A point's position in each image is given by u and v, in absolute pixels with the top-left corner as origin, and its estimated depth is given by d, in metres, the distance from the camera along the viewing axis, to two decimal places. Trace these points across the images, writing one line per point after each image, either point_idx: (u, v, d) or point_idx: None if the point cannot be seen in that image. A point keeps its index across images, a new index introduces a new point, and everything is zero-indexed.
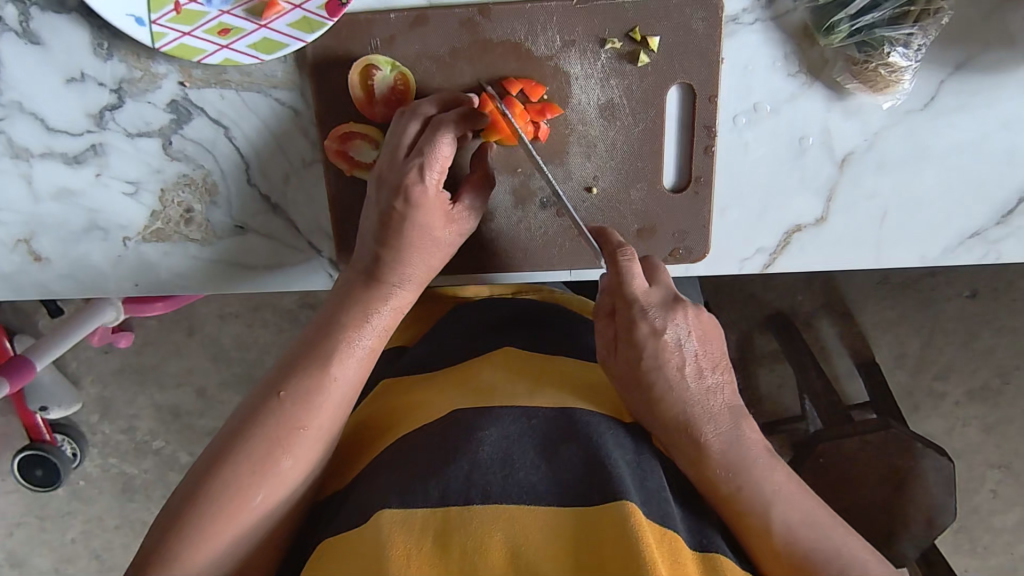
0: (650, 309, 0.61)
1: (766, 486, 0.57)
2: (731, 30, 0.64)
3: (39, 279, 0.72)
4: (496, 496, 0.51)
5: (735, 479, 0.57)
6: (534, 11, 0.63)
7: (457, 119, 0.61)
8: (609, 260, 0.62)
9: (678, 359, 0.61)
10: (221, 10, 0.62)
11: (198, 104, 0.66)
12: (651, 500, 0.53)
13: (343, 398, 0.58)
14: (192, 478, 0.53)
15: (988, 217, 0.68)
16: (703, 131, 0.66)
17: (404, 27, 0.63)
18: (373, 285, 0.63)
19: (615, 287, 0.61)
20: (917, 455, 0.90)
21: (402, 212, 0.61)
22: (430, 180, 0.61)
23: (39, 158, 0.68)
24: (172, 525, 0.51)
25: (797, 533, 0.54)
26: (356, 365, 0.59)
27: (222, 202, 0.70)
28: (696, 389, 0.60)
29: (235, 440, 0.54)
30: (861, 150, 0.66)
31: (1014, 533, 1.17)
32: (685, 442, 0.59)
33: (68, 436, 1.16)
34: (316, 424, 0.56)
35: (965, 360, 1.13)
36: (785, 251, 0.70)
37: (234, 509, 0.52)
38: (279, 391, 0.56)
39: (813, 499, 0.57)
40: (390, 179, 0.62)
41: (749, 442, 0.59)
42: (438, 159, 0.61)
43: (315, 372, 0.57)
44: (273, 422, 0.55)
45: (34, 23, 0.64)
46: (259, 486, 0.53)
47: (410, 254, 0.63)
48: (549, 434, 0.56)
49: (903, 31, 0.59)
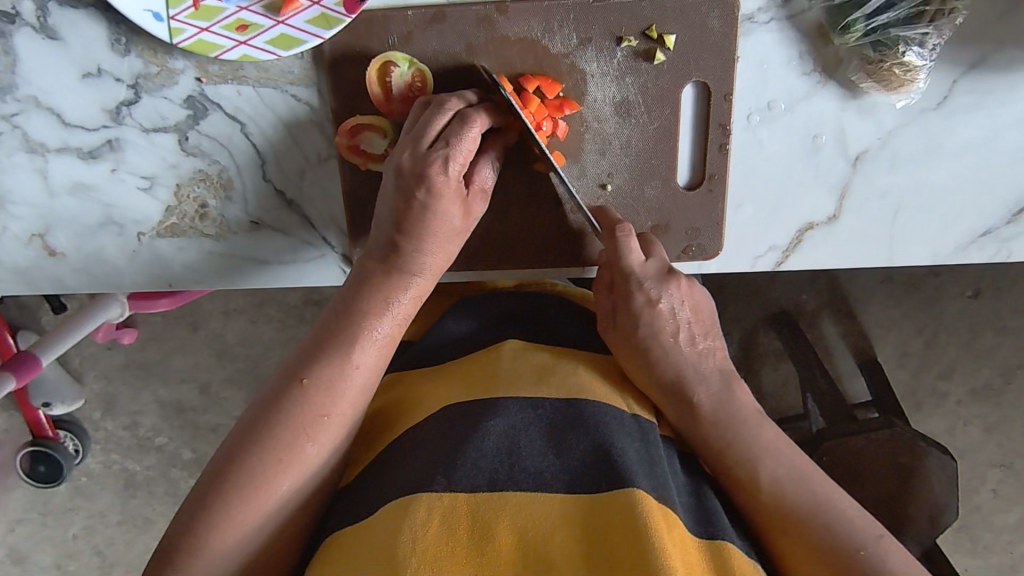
0: (646, 281, 0.65)
1: (754, 443, 0.60)
2: (746, 28, 0.64)
3: (53, 274, 0.72)
4: (505, 483, 0.52)
5: (724, 437, 0.61)
6: (551, 8, 0.63)
7: (484, 116, 0.62)
8: (607, 235, 0.65)
9: (672, 325, 0.65)
10: (240, 6, 0.62)
11: (215, 99, 0.67)
12: (659, 487, 0.54)
13: (363, 387, 0.58)
14: (212, 468, 0.54)
15: (999, 216, 0.69)
16: (717, 130, 0.66)
17: (423, 23, 0.64)
18: (388, 272, 0.62)
19: (612, 260, 0.65)
20: (921, 454, 0.91)
21: (423, 202, 0.61)
22: (453, 170, 0.61)
23: (55, 153, 0.68)
24: (195, 515, 0.52)
25: (784, 487, 0.58)
26: (376, 352, 0.59)
27: (237, 197, 0.70)
28: (689, 352, 0.65)
29: (257, 428, 0.54)
30: (874, 149, 0.67)
31: (1014, 532, 1.18)
32: (675, 403, 0.63)
33: (71, 432, 1.16)
34: (336, 413, 0.56)
35: (967, 360, 1.13)
36: (797, 250, 0.70)
37: (261, 497, 0.53)
38: (301, 378, 0.56)
39: (806, 463, 0.60)
40: (414, 171, 0.61)
41: (740, 403, 0.63)
42: (464, 149, 0.61)
43: (335, 360, 0.57)
44: (296, 410, 0.55)
45: (52, 18, 0.64)
46: (285, 473, 0.54)
47: (428, 244, 0.62)
48: (556, 423, 0.56)
49: (919, 30, 0.60)
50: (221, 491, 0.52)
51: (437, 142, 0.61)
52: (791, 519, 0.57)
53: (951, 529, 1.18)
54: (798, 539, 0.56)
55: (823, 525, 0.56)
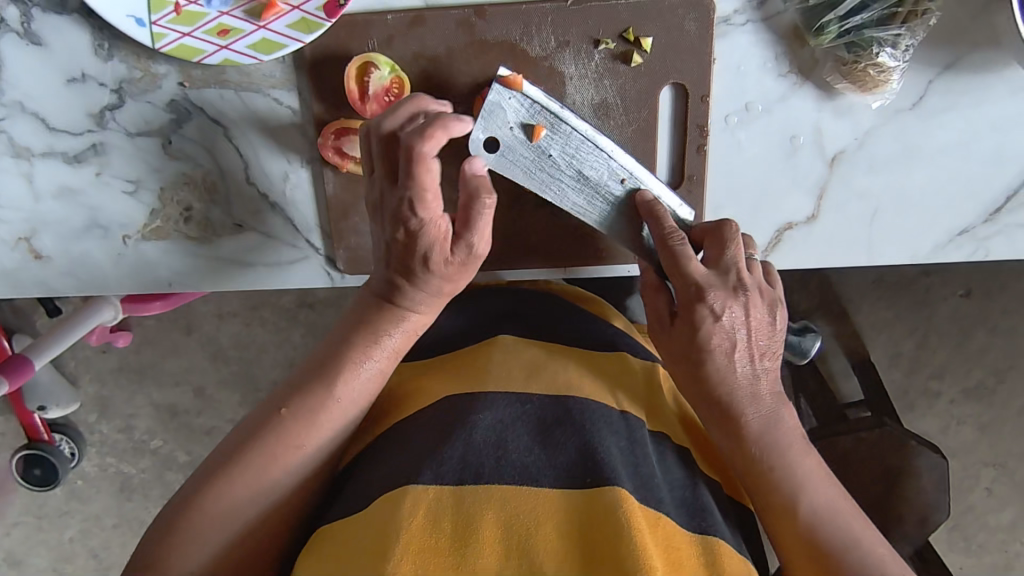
0: (709, 291, 0.60)
1: (797, 470, 0.59)
2: (723, 30, 0.65)
3: (39, 277, 0.73)
4: (488, 476, 0.53)
5: (768, 459, 0.59)
6: (530, 12, 0.64)
7: (429, 140, 0.54)
8: (659, 244, 0.62)
9: (735, 344, 0.61)
10: (221, 11, 0.63)
11: (198, 104, 0.67)
12: (643, 486, 0.55)
13: (345, 417, 0.59)
14: (190, 484, 0.56)
15: (977, 215, 0.69)
16: (696, 131, 0.67)
17: (402, 27, 0.64)
18: (380, 309, 0.61)
19: (670, 268, 0.61)
20: (910, 453, 0.88)
21: (406, 244, 0.58)
22: (423, 212, 0.56)
23: (40, 157, 0.69)
24: (167, 528, 0.54)
25: (821, 517, 0.57)
26: (360, 387, 0.59)
27: (221, 201, 0.70)
28: (745, 373, 0.61)
29: (236, 454, 0.56)
30: (851, 150, 0.68)
31: (1008, 531, 1.19)
32: (722, 420, 0.61)
33: (65, 436, 1.17)
34: (315, 441, 0.58)
35: (958, 360, 1.14)
36: (777, 249, 0.71)
37: (232, 518, 0.55)
38: (282, 408, 0.57)
39: (843, 500, 0.59)
40: (389, 212, 0.58)
41: (787, 428, 0.61)
42: (428, 190, 0.55)
43: (318, 391, 0.58)
44: (274, 439, 0.56)
45: (36, 24, 0.65)
46: (260, 498, 0.56)
47: (420, 278, 0.59)
48: (543, 418, 0.58)
49: (892, 32, 0.61)
50: (197, 512, 0.54)
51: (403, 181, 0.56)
52: (822, 550, 0.56)
53: (945, 529, 1.18)
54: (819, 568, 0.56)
55: (855, 562, 0.55)
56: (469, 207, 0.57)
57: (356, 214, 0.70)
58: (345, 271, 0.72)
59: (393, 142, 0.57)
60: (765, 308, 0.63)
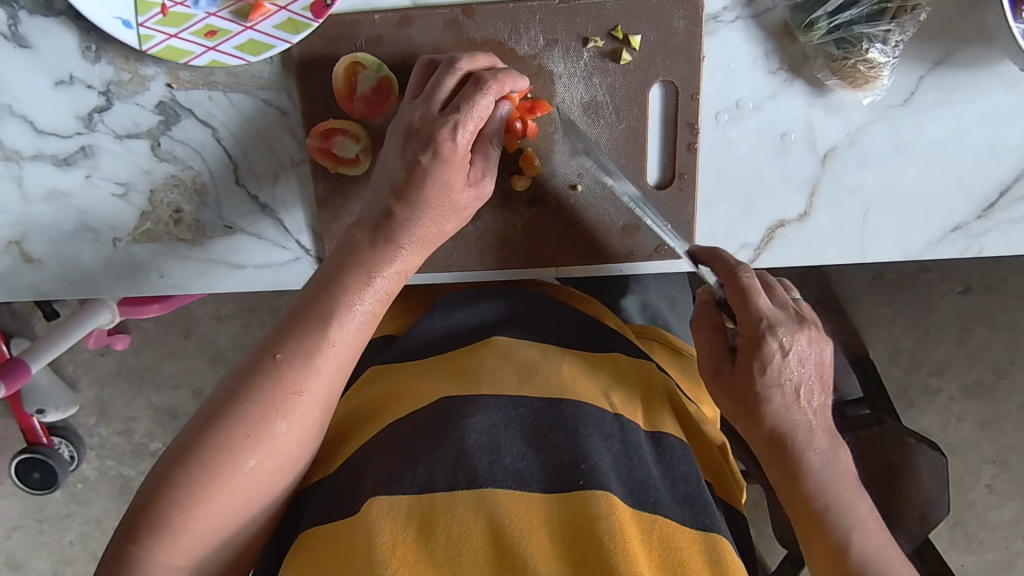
0: (778, 326, 0.61)
1: (852, 511, 0.58)
2: (712, 28, 0.64)
3: (30, 280, 0.73)
4: (482, 479, 0.53)
5: (823, 497, 0.58)
6: (518, 11, 0.64)
7: (499, 82, 0.58)
8: (726, 277, 0.63)
9: (802, 378, 0.61)
10: (208, 12, 0.63)
11: (186, 105, 0.67)
12: (636, 491, 0.55)
13: (340, 363, 0.57)
14: (175, 451, 0.53)
15: (969, 211, 0.69)
16: (686, 129, 0.67)
17: (390, 27, 0.64)
18: (376, 243, 0.60)
19: (738, 302, 0.62)
20: (910, 451, 0.87)
21: (427, 167, 0.58)
22: (462, 138, 0.58)
23: (29, 160, 0.69)
24: (155, 498, 0.51)
25: (873, 563, 0.55)
26: (354, 331, 0.58)
27: (211, 203, 0.70)
28: (807, 411, 0.61)
29: (228, 405, 0.54)
30: (843, 146, 0.67)
31: (1010, 528, 1.18)
32: (784, 460, 0.60)
33: (64, 439, 1.17)
34: (311, 389, 0.56)
35: (957, 357, 1.13)
36: (769, 247, 0.70)
37: (226, 477, 0.52)
38: (275, 353, 0.56)
39: (895, 554, 0.57)
40: (422, 133, 0.58)
41: (845, 467, 0.60)
42: (473, 119, 0.58)
43: (313, 335, 0.56)
44: (270, 387, 0.54)
45: (23, 27, 0.65)
46: (255, 450, 0.53)
47: (427, 208, 0.60)
48: (536, 422, 0.58)
49: (882, 27, 0.60)
50: (187, 469, 0.52)
51: (448, 106, 0.58)
52: None
53: (946, 526, 1.18)
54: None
55: None
56: (483, 138, 0.61)
57: (347, 216, 0.70)
58: None
59: (460, 77, 0.59)
60: (823, 347, 0.64)
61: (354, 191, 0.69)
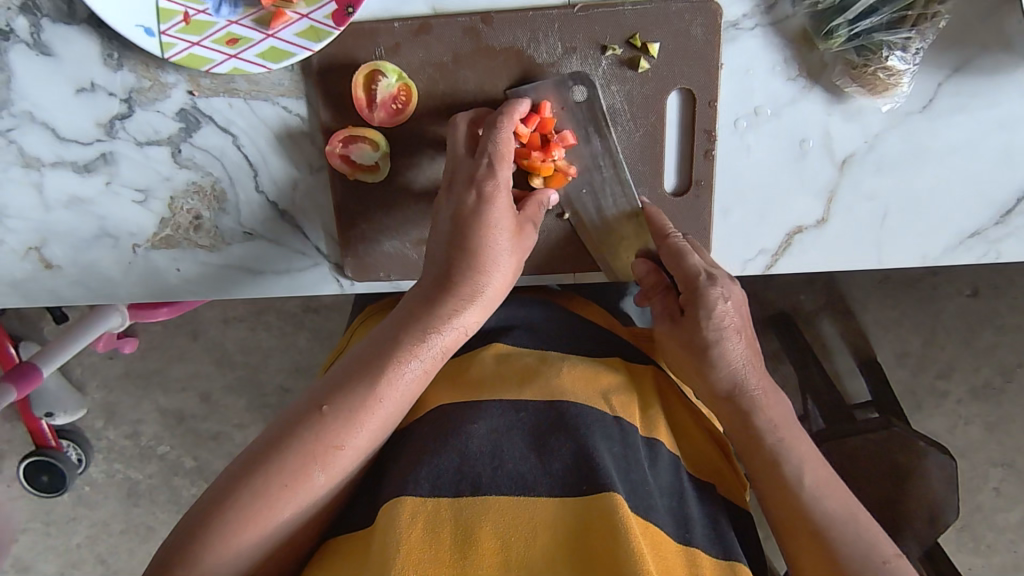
0: (710, 275, 0.64)
1: (799, 449, 0.59)
2: (731, 35, 0.65)
3: (49, 286, 0.73)
4: (484, 487, 0.52)
5: (776, 433, 0.60)
6: (537, 19, 0.64)
7: (512, 112, 0.63)
8: (660, 242, 0.66)
9: (739, 323, 0.64)
10: (230, 20, 0.63)
11: (207, 113, 0.67)
12: (635, 492, 0.55)
13: (384, 422, 0.55)
14: (207, 497, 0.51)
15: (987, 217, 0.69)
16: (703, 136, 0.67)
17: (408, 35, 0.65)
18: (434, 302, 0.59)
19: (673, 260, 0.65)
20: (918, 453, 0.86)
21: (474, 205, 0.61)
22: (500, 174, 0.62)
23: (49, 167, 0.69)
24: (183, 546, 0.49)
25: (822, 492, 0.56)
26: (404, 392, 0.55)
27: (230, 209, 0.70)
28: (744, 355, 0.63)
29: (266, 454, 0.52)
30: (860, 153, 0.67)
31: (1018, 531, 1.18)
32: (735, 405, 0.61)
33: (73, 441, 1.16)
34: (352, 444, 0.53)
35: (965, 360, 1.13)
36: (787, 252, 0.71)
37: (256, 522, 0.50)
38: (322, 406, 0.53)
39: (839, 483, 0.59)
40: (462, 177, 0.62)
41: (785, 411, 0.62)
42: (506, 150, 0.62)
43: (359, 390, 0.54)
44: (311, 439, 0.52)
45: (45, 34, 0.65)
46: (288, 501, 0.51)
47: (484, 263, 0.60)
48: (537, 425, 0.58)
49: (901, 35, 0.61)
50: (217, 514, 0.50)
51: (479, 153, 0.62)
52: (823, 523, 0.54)
53: (954, 529, 1.18)
54: (820, 543, 0.54)
55: (855, 536, 0.53)
56: (535, 198, 0.65)
57: (360, 222, 0.70)
58: (354, 279, 0.72)
59: (466, 130, 0.64)
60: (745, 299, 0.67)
61: (366, 197, 0.69)
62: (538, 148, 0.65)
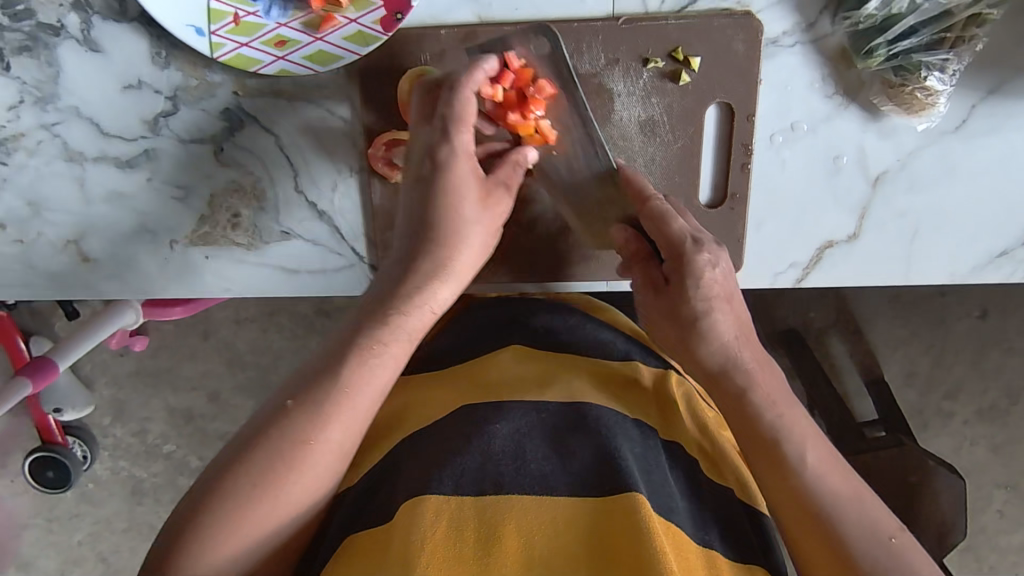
0: (694, 245, 0.61)
1: (796, 423, 0.57)
2: (770, 52, 0.66)
3: (86, 280, 0.74)
4: (507, 486, 0.53)
5: (770, 408, 0.57)
6: (581, 30, 0.65)
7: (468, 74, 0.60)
8: (642, 208, 0.63)
9: (726, 291, 0.62)
10: (279, 22, 0.64)
11: (252, 112, 0.68)
12: (659, 494, 0.56)
13: (352, 416, 0.54)
14: (194, 495, 0.51)
15: (1015, 237, 0.70)
16: (740, 150, 0.68)
17: (454, 43, 0.66)
18: (405, 279, 0.59)
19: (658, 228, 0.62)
20: (927, 471, 0.86)
21: (433, 174, 0.60)
22: (461, 140, 0.59)
23: (92, 162, 0.70)
24: (174, 544, 0.50)
25: (822, 470, 0.55)
26: (366, 386, 0.54)
27: (271, 208, 0.71)
28: (728, 325, 0.61)
29: (244, 452, 0.52)
30: (893, 170, 0.68)
31: (1020, 552, 1.18)
32: (723, 378, 0.60)
33: (79, 438, 1.16)
34: (319, 437, 0.52)
35: (974, 380, 1.14)
36: (817, 266, 0.72)
37: (241, 520, 0.50)
38: (287, 401, 0.53)
39: (839, 457, 0.57)
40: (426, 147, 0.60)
41: (776, 379, 0.60)
42: (467, 114, 0.59)
43: (325, 381, 0.53)
44: (279, 436, 0.52)
45: (95, 31, 0.66)
46: (264, 499, 0.51)
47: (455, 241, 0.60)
48: (558, 427, 0.59)
49: (940, 56, 0.62)
50: (205, 513, 0.50)
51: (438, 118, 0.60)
52: (824, 503, 0.53)
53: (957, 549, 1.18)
54: (820, 524, 0.53)
55: (858, 514, 0.53)
56: (511, 162, 0.63)
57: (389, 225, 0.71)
58: None
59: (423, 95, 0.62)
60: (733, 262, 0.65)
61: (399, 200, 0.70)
62: (514, 107, 0.64)
